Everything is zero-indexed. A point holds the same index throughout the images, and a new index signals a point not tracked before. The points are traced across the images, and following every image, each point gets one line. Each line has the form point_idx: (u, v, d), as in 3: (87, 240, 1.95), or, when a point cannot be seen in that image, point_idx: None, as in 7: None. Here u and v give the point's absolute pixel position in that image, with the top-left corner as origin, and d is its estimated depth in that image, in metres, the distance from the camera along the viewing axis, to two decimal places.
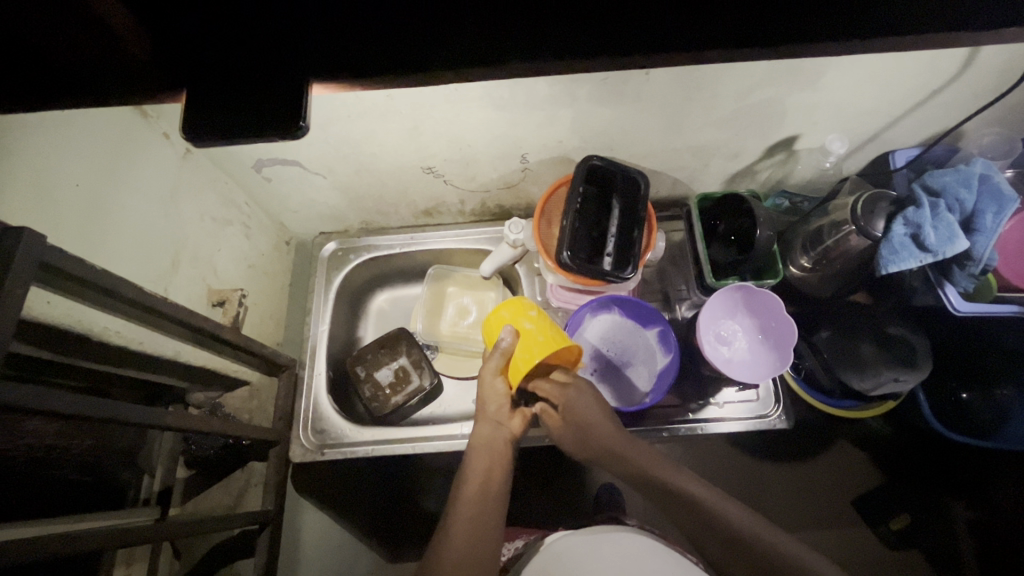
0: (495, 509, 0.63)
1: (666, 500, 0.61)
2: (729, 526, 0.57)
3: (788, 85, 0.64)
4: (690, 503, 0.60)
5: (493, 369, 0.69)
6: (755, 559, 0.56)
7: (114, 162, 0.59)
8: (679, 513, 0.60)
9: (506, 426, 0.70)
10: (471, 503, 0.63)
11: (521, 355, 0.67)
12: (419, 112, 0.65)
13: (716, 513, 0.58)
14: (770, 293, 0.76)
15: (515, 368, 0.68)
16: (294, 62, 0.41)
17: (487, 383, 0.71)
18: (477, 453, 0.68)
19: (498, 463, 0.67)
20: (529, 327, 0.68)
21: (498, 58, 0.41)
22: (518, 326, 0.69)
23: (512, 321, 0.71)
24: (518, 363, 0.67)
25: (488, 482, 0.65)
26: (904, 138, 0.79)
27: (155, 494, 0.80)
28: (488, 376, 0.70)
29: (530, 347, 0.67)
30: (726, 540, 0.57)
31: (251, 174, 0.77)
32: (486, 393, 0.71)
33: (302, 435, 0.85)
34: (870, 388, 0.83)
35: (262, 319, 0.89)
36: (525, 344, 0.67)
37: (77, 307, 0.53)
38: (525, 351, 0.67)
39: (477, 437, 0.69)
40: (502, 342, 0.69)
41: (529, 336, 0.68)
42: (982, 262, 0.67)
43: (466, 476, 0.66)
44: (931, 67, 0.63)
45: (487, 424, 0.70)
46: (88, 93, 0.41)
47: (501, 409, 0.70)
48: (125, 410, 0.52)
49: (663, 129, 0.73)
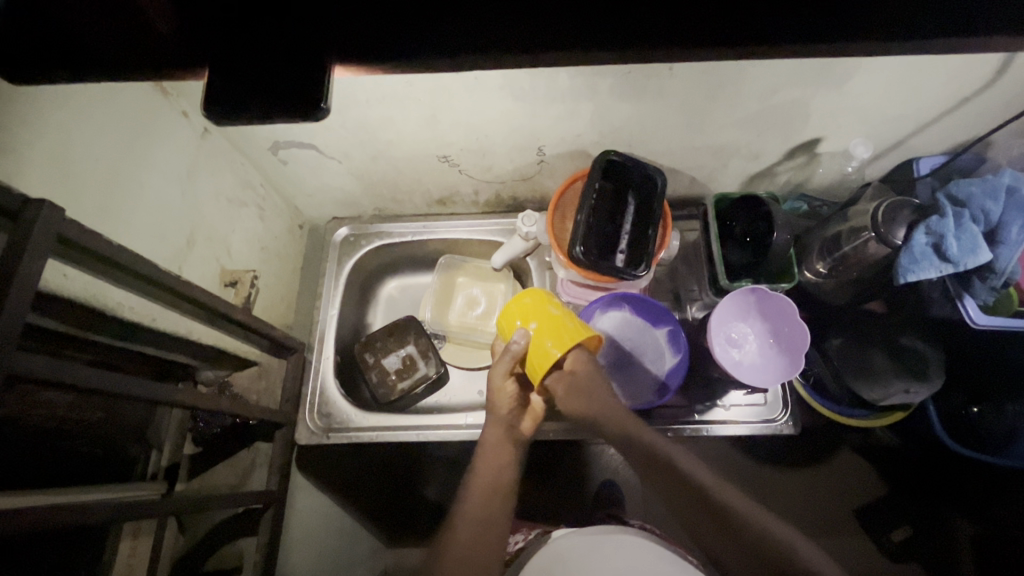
0: (501, 512, 0.63)
1: (671, 487, 0.59)
2: (734, 513, 0.57)
3: (817, 86, 0.62)
4: (695, 488, 0.58)
5: (502, 373, 0.66)
6: (754, 548, 0.56)
7: (134, 139, 0.59)
8: (682, 504, 0.59)
9: (515, 427, 0.69)
10: (477, 506, 0.63)
11: (549, 342, 0.62)
12: (439, 100, 0.64)
13: (718, 497, 0.58)
14: (784, 296, 0.75)
15: (541, 352, 0.63)
16: (319, 44, 0.40)
17: (496, 386, 0.67)
18: (485, 455, 0.66)
19: (505, 465, 0.66)
20: (557, 313, 0.65)
21: (527, 46, 0.40)
22: (545, 315, 0.66)
23: (536, 311, 0.67)
24: (540, 351, 0.63)
25: (497, 483, 0.64)
26: (930, 146, 0.77)
27: (163, 470, 0.80)
28: (497, 380, 0.67)
29: (560, 333, 0.63)
30: (729, 529, 0.56)
31: (268, 155, 0.78)
32: (495, 398, 0.68)
33: (309, 419, 0.86)
34: (879, 399, 0.84)
35: (273, 300, 0.90)
36: (555, 330, 0.63)
37: (95, 281, 0.54)
38: (554, 337, 0.62)
39: (485, 439, 0.68)
40: (514, 345, 0.65)
41: (557, 323, 0.64)
42: (1005, 274, 0.66)
43: (472, 477, 0.66)
44: (964, 74, 0.61)
45: (498, 426, 0.68)
46: (109, 64, 0.41)
47: (511, 412, 0.69)
48: (136, 385, 0.52)
49: (684, 127, 0.72)
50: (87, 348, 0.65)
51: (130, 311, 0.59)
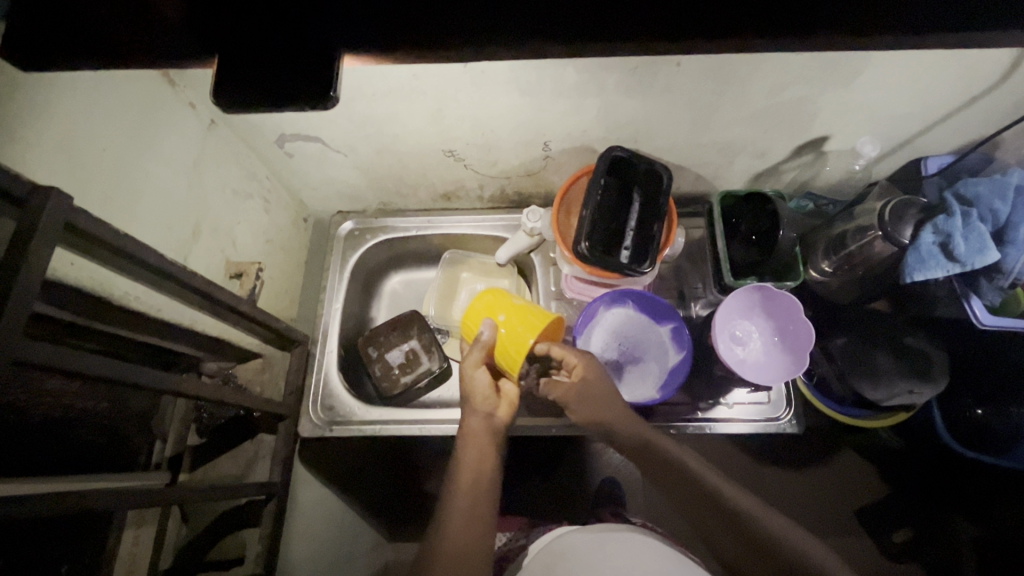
0: (487, 504, 0.62)
1: (668, 478, 0.61)
2: (732, 507, 0.58)
3: (825, 83, 0.62)
4: (691, 481, 0.60)
5: (475, 362, 0.69)
6: (754, 542, 0.56)
7: (141, 129, 0.59)
8: (672, 488, 0.61)
9: (493, 416, 0.70)
10: (465, 499, 0.62)
11: (519, 326, 0.67)
12: (444, 93, 0.64)
13: (716, 491, 0.59)
14: (790, 294, 0.75)
15: (513, 335, 0.67)
16: (328, 34, 0.40)
17: (470, 375, 0.70)
18: (467, 445, 0.67)
19: (486, 454, 0.66)
20: (520, 302, 0.70)
21: (535, 37, 0.40)
22: (508, 305, 0.70)
23: (499, 303, 0.71)
24: (510, 338, 0.67)
25: (478, 473, 0.64)
26: (939, 145, 0.77)
27: (166, 459, 0.82)
28: (470, 368, 0.70)
29: (526, 318, 0.68)
30: (728, 522, 0.57)
31: (273, 147, 0.78)
32: (469, 388, 0.70)
33: (313, 412, 0.86)
34: (882, 399, 0.84)
35: (278, 293, 0.91)
36: (521, 317, 0.68)
37: (101, 271, 0.54)
38: (522, 323, 0.67)
39: (466, 429, 0.69)
40: (483, 335, 0.68)
41: (521, 311, 0.69)
42: (1012, 275, 0.66)
43: (457, 468, 0.65)
44: (974, 72, 0.60)
45: (477, 416, 0.69)
46: (116, 51, 0.41)
47: (488, 401, 0.70)
48: (141, 374, 0.52)
49: (691, 123, 0.71)
50: (92, 338, 0.66)
51: (136, 301, 0.60)
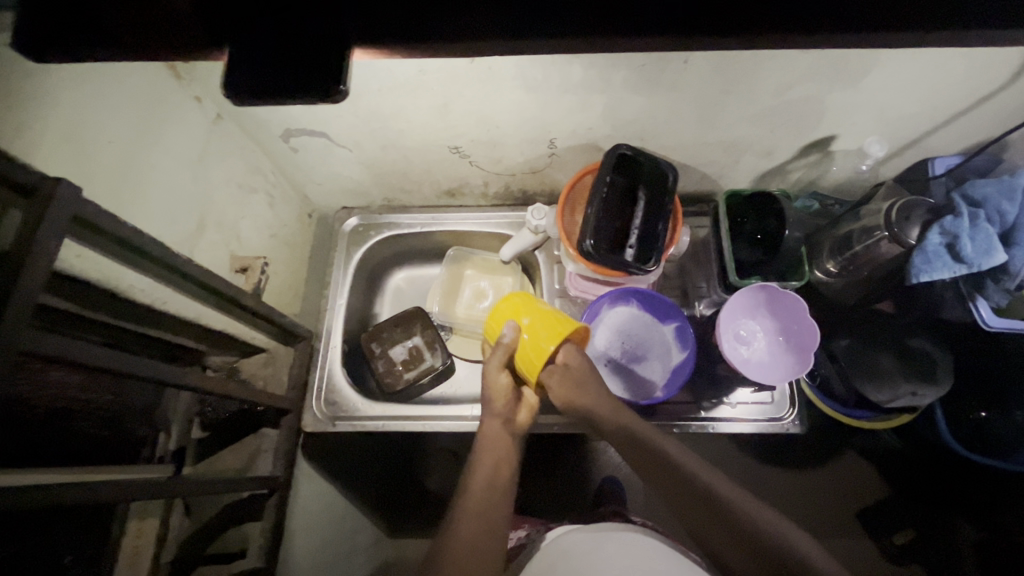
0: (501, 507, 0.62)
1: (667, 479, 0.60)
2: (733, 509, 0.57)
3: (833, 81, 0.62)
4: (691, 483, 0.59)
5: (498, 365, 0.68)
6: (754, 545, 0.55)
7: (146, 120, 0.59)
8: (666, 486, 0.60)
9: (511, 420, 0.70)
10: (476, 500, 0.62)
11: (543, 332, 0.67)
12: (451, 89, 0.64)
13: (716, 492, 0.58)
14: (795, 296, 0.74)
15: (536, 341, 0.67)
16: (337, 27, 0.40)
17: (491, 377, 0.70)
18: (483, 448, 0.67)
19: (503, 458, 0.66)
20: (547, 308, 0.70)
21: (544, 32, 0.40)
22: (535, 310, 0.70)
23: (526, 306, 0.70)
24: (533, 343, 0.67)
25: (493, 477, 0.64)
26: (946, 146, 0.77)
27: (169, 453, 0.82)
28: (493, 370, 0.69)
29: (552, 324, 0.67)
30: (728, 525, 0.56)
31: (278, 142, 0.78)
32: (490, 391, 0.70)
33: (314, 405, 0.87)
34: (885, 400, 0.83)
35: (282, 288, 0.91)
36: (546, 322, 0.68)
37: (106, 262, 0.54)
38: (548, 329, 0.67)
39: (484, 432, 0.69)
40: (506, 337, 0.68)
41: (547, 317, 0.68)
42: (1019, 276, 0.65)
43: (472, 471, 0.65)
44: (983, 72, 0.60)
45: (497, 419, 0.69)
46: (123, 41, 0.41)
47: (507, 405, 0.70)
48: (146, 366, 0.52)
49: (697, 121, 0.71)
50: (96, 329, 0.65)
51: (142, 293, 0.60)
